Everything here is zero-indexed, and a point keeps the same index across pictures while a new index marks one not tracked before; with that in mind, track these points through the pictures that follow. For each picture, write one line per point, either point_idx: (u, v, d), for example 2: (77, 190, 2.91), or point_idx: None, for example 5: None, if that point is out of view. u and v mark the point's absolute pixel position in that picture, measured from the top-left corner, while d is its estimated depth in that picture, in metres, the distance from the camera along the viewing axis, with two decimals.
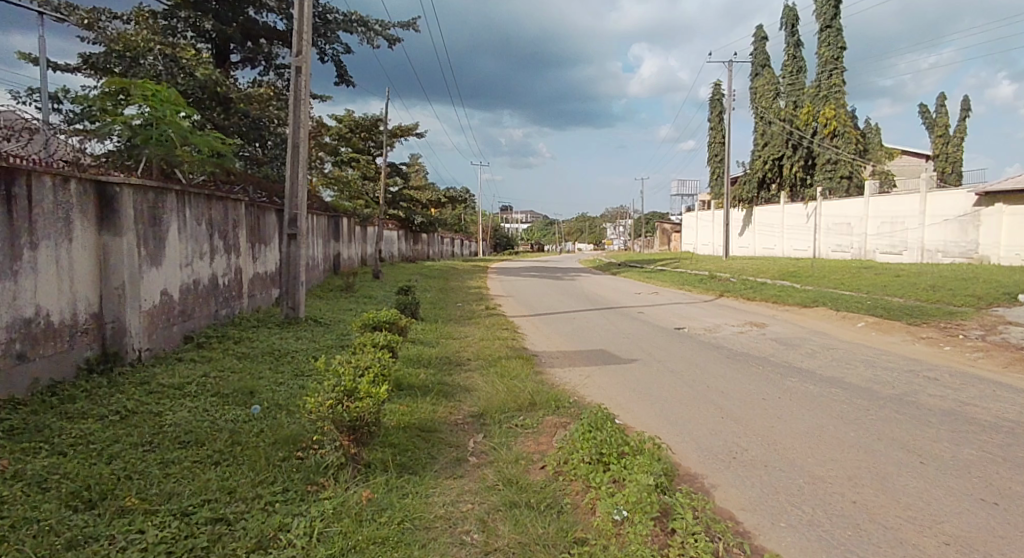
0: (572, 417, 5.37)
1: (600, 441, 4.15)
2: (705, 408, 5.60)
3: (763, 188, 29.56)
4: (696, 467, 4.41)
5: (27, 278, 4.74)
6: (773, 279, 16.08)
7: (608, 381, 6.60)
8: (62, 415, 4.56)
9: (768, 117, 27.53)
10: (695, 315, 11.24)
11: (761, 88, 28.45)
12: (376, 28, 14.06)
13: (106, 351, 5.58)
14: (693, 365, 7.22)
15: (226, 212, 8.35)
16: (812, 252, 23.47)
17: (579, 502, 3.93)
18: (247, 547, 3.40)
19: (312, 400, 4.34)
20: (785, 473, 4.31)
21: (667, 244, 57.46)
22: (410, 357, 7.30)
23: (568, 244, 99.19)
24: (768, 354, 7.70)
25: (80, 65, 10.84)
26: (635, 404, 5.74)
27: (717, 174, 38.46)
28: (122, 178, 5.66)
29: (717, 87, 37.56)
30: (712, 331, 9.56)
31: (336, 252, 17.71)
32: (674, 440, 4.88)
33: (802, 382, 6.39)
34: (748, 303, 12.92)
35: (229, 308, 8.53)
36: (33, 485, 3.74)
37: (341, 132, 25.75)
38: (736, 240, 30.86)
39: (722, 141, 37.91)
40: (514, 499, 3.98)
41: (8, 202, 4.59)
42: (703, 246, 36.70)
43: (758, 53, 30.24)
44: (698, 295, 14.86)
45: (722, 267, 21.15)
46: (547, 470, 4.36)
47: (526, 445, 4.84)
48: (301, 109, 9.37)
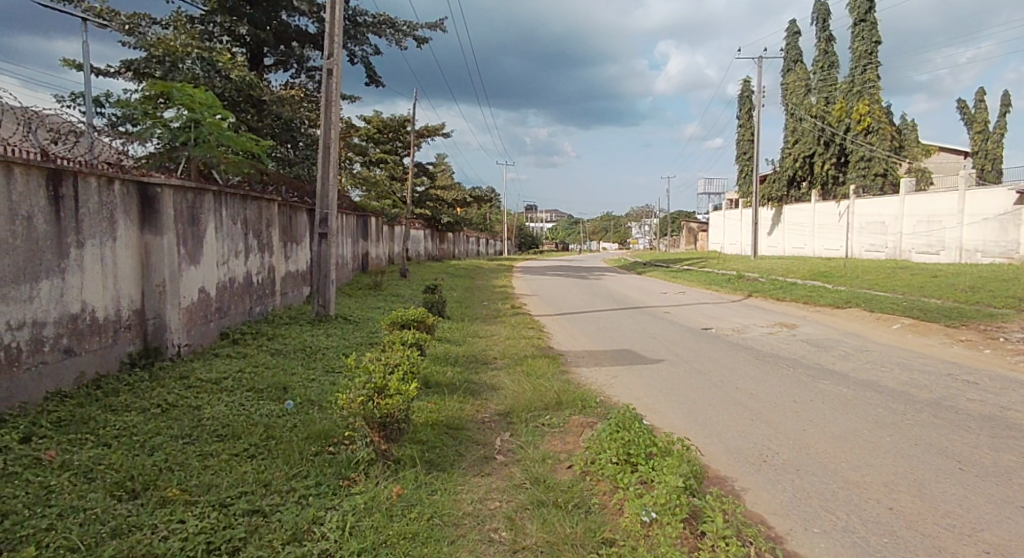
0: (599, 417, 5.39)
1: (629, 442, 4.16)
2: (734, 410, 5.58)
3: (794, 186, 29.20)
4: (724, 470, 4.42)
5: (74, 276, 4.91)
6: (804, 279, 15.90)
7: (634, 381, 6.61)
8: (107, 408, 4.72)
9: (800, 113, 27.48)
10: (725, 315, 11.17)
11: (794, 83, 28.61)
12: (404, 30, 14.24)
13: (147, 346, 5.77)
14: (721, 366, 7.20)
15: (260, 212, 8.53)
16: (844, 251, 23.12)
17: (606, 503, 3.97)
18: (282, 539, 3.49)
19: (344, 396, 4.44)
20: (818, 477, 4.29)
21: (693, 244, 56.94)
22: (438, 355, 7.38)
23: (594, 243, 98.86)
24: (800, 356, 7.63)
25: (122, 70, 11.12)
26: (662, 406, 5.75)
27: (745, 172, 38.02)
28: (162, 179, 5.82)
29: (747, 84, 37.19)
30: (741, 331, 9.50)
31: (364, 251, 17.89)
32: (702, 442, 4.89)
33: (835, 385, 6.32)
34: (780, 303, 12.80)
35: (263, 306, 8.71)
36: (79, 475, 3.88)
37: (370, 132, 26.17)
38: (766, 239, 30.49)
39: (751, 139, 37.51)
40: (542, 499, 4.02)
41: (56, 203, 4.74)
42: (730, 246, 36.34)
43: (789, 48, 29.91)
44: (726, 295, 14.74)
45: (751, 267, 20.93)
46: (574, 470, 4.40)
47: (553, 445, 4.88)
48: (333, 110, 9.50)
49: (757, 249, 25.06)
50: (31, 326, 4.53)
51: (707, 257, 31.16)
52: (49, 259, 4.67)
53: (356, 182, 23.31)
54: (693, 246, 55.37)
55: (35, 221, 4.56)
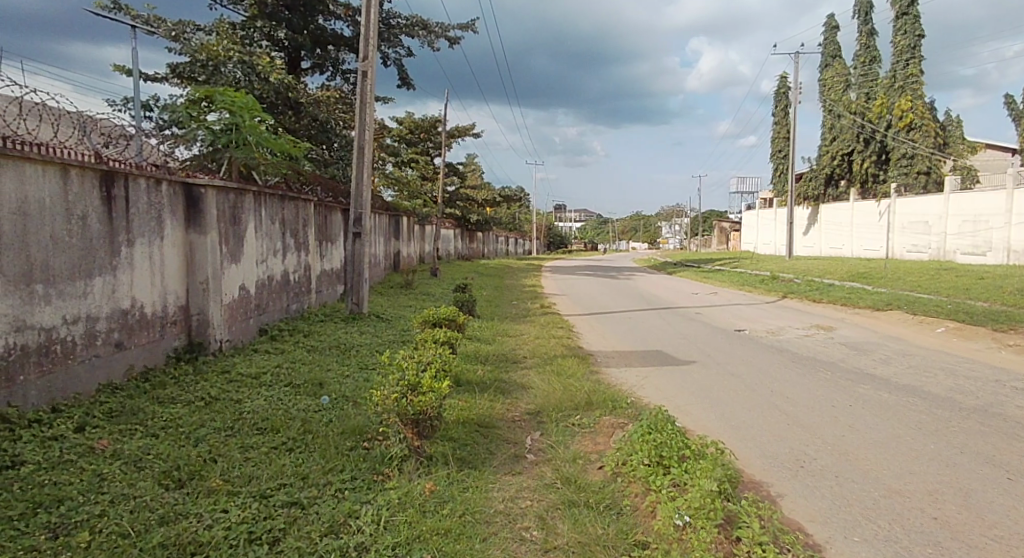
0: (630, 418, 5.44)
1: (661, 445, 4.18)
2: (767, 414, 5.58)
3: (831, 185, 28.70)
4: (761, 474, 4.44)
5: (125, 272, 5.12)
6: (843, 280, 15.68)
7: (666, 383, 6.64)
8: (154, 400, 4.91)
9: (838, 109, 27.04)
10: (760, 317, 11.09)
11: (832, 79, 28.16)
12: (437, 31, 14.37)
13: (191, 342, 5.98)
14: (754, 369, 7.18)
15: (296, 212, 8.74)
16: (884, 252, 22.72)
17: (638, 505, 4.02)
18: (320, 531, 3.61)
19: (379, 393, 4.57)
20: (859, 485, 4.28)
21: (725, 244, 56.30)
22: (469, 353, 7.48)
23: (624, 243, 98.36)
24: (838, 360, 7.57)
25: (167, 75, 11.47)
26: (694, 408, 5.77)
27: (780, 170, 37.49)
28: (206, 181, 6.03)
29: (782, 80, 36.70)
30: (775, 333, 9.42)
31: (396, 250, 18.12)
32: (737, 446, 4.91)
33: (876, 390, 6.27)
34: (819, 305, 12.66)
35: (299, 303, 8.93)
36: (130, 464, 4.04)
37: (402, 134, 26.81)
38: (801, 239, 30.08)
39: (787, 136, 37.00)
40: (573, 499, 4.10)
41: (109, 203, 4.94)
42: (764, 246, 35.91)
43: (828, 43, 29.46)
44: (760, 296, 14.61)
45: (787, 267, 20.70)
46: (605, 471, 4.46)
47: (583, 445, 4.94)
48: (367, 111, 9.66)
49: (791, 249, 24.75)
50: (84, 320, 4.73)
51: (740, 257, 30.83)
52: (102, 257, 4.88)
53: (389, 181, 23.56)
54: (726, 246, 54.83)
55: (89, 220, 4.76)
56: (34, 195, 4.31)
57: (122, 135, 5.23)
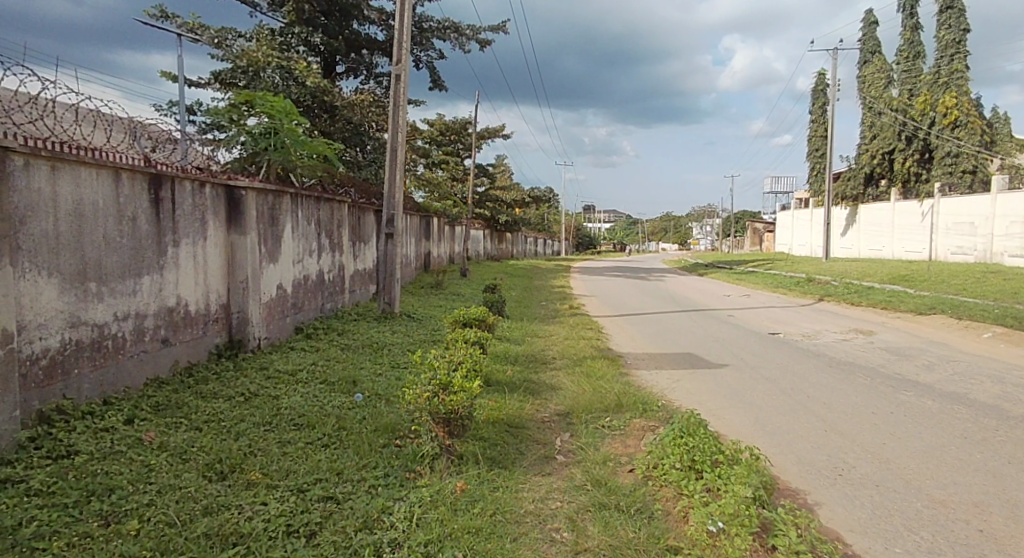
0: (660, 421, 5.48)
1: (693, 448, 4.22)
2: (801, 420, 5.58)
3: (871, 184, 28.21)
4: (796, 482, 4.45)
5: (171, 272, 5.32)
6: (883, 282, 15.43)
7: (697, 386, 6.66)
8: (198, 394, 5.10)
9: (879, 106, 26.53)
10: (796, 320, 10.99)
11: (872, 76, 27.64)
12: (468, 34, 14.51)
13: (232, 339, 6.19)
14: (788, 373, 7.15)
15: (331, 212, 8.95)
16: (927, 254, 22.27)
17: (670, 509, 4.05)
18: (354, 525, 3.71)
19: (411, 391, 4.68)
20: (900, 495, 4.26)
21: (758, 245, 55.62)
22: (498, 354, 7.57)
23: (654, 244, 97.70)
24: (879, 365, 7.49)
25: (210, 81, 11.76)
26: (728, 412, 5.79)
27: (816, 170, 36.93)
28: (247, 183, 6.23)
29: (820, 77, 36.15)
30: (811, 337, 9.35)
31: (427, 251, 18.33)
32: (773, 452, 4.91)
33: (918, 398, 6.20)
34: (859, 308, 12.51)
35: (333, 302, 9.13)
36: (175, 456, 4.20)
37: (433, 136, 27.14)
38: (838, 240, 29.60)
39: (824, 135, 36.43)
40: (605, 502, 4.15)
41: (156, 205, 5.15)
42: (799, 247, 35.43)
43: (868, 39, 28.95)
44: (796, 298, 14.47)
45: (824, 269, 20.42)
46: (635, 474, 4.51)
47: (614, 447, 5.00)
48: (400, 114, 9.83)
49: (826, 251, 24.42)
50: (134, 317, 4.94)
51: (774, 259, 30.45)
52: (149, 257, 5.08)
53: (421, 182, 23.81)
54: (759, 247, 54.15)
55: (138, 221, 4.96)
56: (89, 198, 4.50)
57: (169, 140, 5.45)
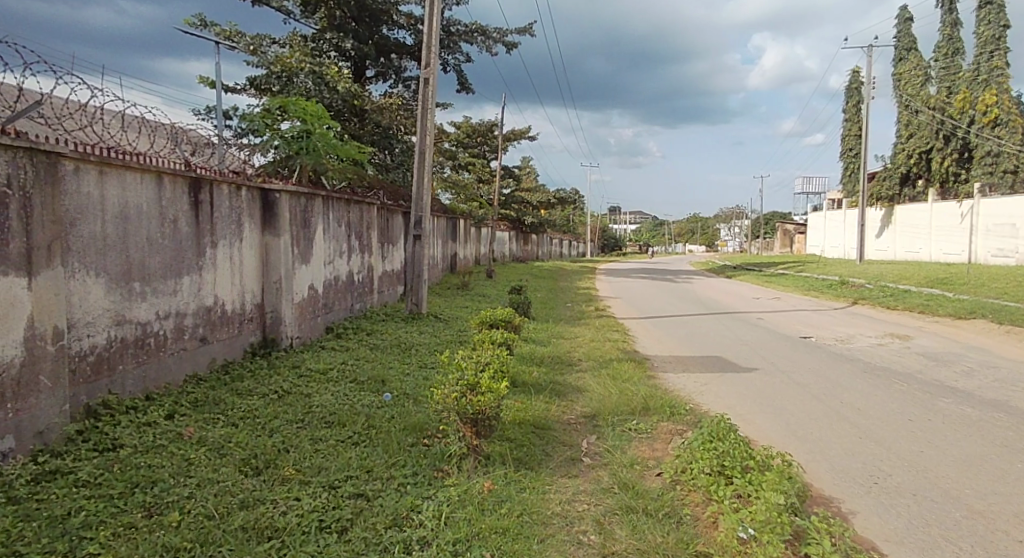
0: (688, 425, 5.50)
1: (722, 454, 4.27)
2: (833, 426, 5.56)
3: (908, 184, 27.73)
4: (830, 490, 4.44)
5: (208, 272, 5.49)
6: (919, 285, 15.20)
7: (726, 390, 6.66)
8: (233, 391, 5.26)
9: (916, 105, 26.03)
10: (828, 324, 10.89)
11: (908, 74, 27.13)
12: (495, 37, 14.63)
13: (265, 338, 6.36)
14: (820, 378, 7.12)
15: (361, 215, 9.12)
16: (967, 256, 21.83)
17: (699, 515, 4.07)
18: (384, 522, 3.76)
19: (440, 391, 4.78)
20: (939, 505, 4.24)
21: (788, 246, 54.94)
22: (524, 355, 7.65)
23: (682, 246, 97.02)
24: (915, 371, 7.41)
25: (245, 87, 12.07)
26: (758, 417, 5.79)
27: (849, 170, 36.39)
28: (280, 186, 6.40)
29: (853, 75, 35.62)
30: (845, 341, 9.27)
31: (453, 252, 18.47)
32: (806, 459, 4.91)
33: (955, 405, 6.14)
34: (895, 312, 12.35)
35: (362, 303, 9.28)
36: (214, 450, 4.32)
37: (460, 138, 27.28)
38: (872, 242, 29.16)
39: (858, 134, 35.85)
40: (632, 505, 4.17)
41: (196, 208, 5.31)
42: (831, 249, 34.94)
43: (904, 35, 28.48)
44: (828, 302, 14.32)
45: (858, 271, 20.15)
46: (663, 478, 4.54)
47: (641, 450, 5.04)
48: (428, 117, 9.96)
49: (859, 253, 24.07)
50: (174, 316, 5.11)
51: (804, 261, 30.06)
52: (188, 257, 5.24)
53: (447, 183, 23.96)
54: (789, 248, 53.54)
55: (178, 223, 5.12)
56: (132, 201, 4.65)
57: (207, 144, 5.62)
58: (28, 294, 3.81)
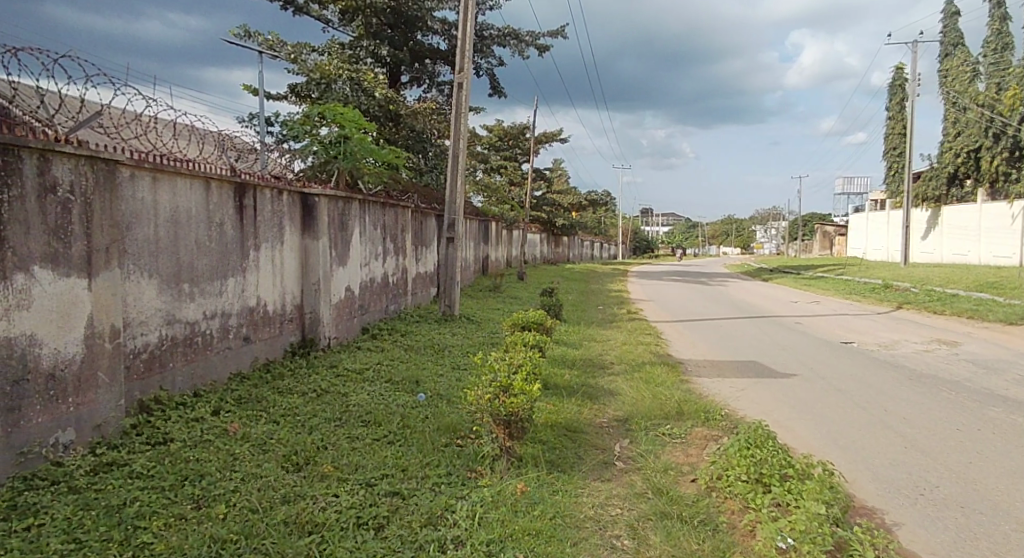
0: (722, 431, 5.51)
1: (760, 462, 4.27)
2: (875, 434, 5.52)
3: (956, 184, 27.03)
4: (873, 501, 4.41)
5: (251, 274, 5.69)
6: (968, 289, 14.84)
7: (762, 396, 6.64)
8: (275, 389, 5.43)
9: (964, 102, 25.30)
10: (870, 329, 10.74)
11: (956, 70, 26.36)
12: (528, 40, 14.74)
13: (304, 338, 6.54)
14: (862, 385, 7.05)
15: (396, 217, 9.31)
16: (1018, 259, 21.24)
17: (736, 523, 4.08)
18: (419, 521, 3.84)
19: (473, 393, 4.88)
20: (987, 517, 4.19)
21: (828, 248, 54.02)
22: (556, 357, 7.73)
23: (716, 248, 95.99)
24: (961, 379, 7.28)
25: (287, 94, 12.37)
26: (796, 424, 5.77)
27: (893, 170, 35.60)
28: (320, 190, 6.58)
29: (897, 72, 34.87)
30: (889, 347, 9.13)
31: (485, 254, 18.61)
32: (849, 469, 4.88)
33: (1005, 414, 6.03)
34: (941, 317, 12.11)
35: (397, 304, 9.45)
36: (257, 446, 4.47)
37: (492, 141, 27.43)
38: (918, 244, 28.65)
39: (902, 133, 35.03)
40: (666, 511, 4.20)
41: (240, 212, 5.51)
42: (874, 252, 34.29)
43: (951, 31, 27.86)
44: (871, 306, 14.07)
45: (903, 275, 19.77)
46: (698, 484, 4.57)
47: (675, 456, 5.07)
48: (462, 121, 10.09)
49: (905, 256, 23.61)
50: (219, 316, 5.30)
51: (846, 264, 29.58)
52: (233, 259, 5.44)
53: (480, 187, 24.17)
54: (829, 249, 52.63)
55: (224, 227, 5.32)
56: (182, 206, 4.85)
57: (251, 150, 5.82)
58: (89, 294, 4.01)
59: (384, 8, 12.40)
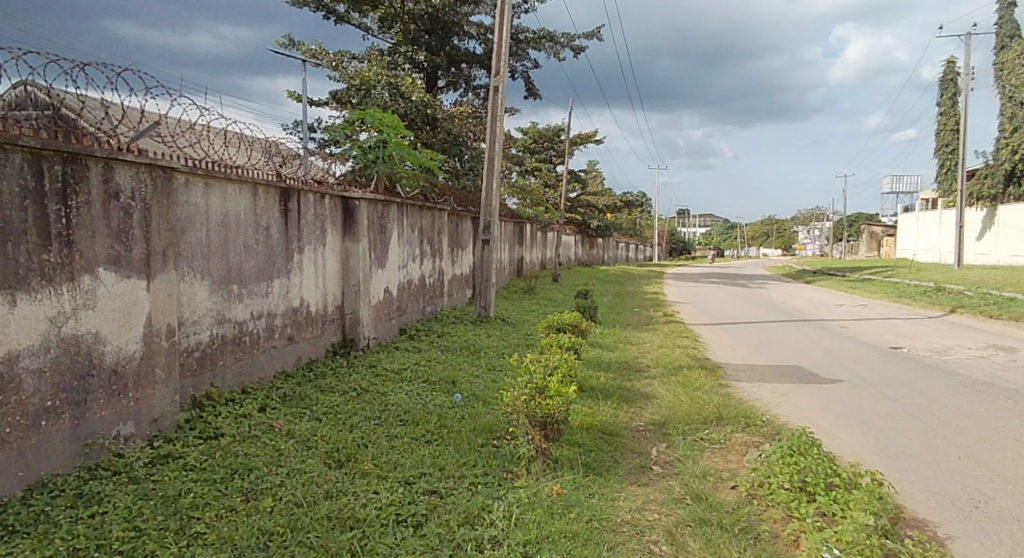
0: (763, 437, 5.50)
1: (804, 469, 4.25)
2: (924, 444, 5.46)
3: (1013, 182, 25.76)
4: (925, 513, 4.36)
5: (296, 276, 5.88)
6: None
7: (803, 402, 6.59)
8: (317, 388, 5.60)
9: None
10: (919, 334, 10.52)
11: (1010, 63, 25.00)
12: (563, 42, 14.79)
13: (345, 337, 6.72)
14: (908, 391, 6.95)
15: (433, 220, 9.47)
16: None
17: (779, 532, 4.08)
18: (457, 520, 3.94)
19: (510, 394, 4.96)
20: None
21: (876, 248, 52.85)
22: (592, 360, 7.76)
23: (757, 249, 94.62)
24: (1017, 387, 7.11)
25: (328, 101, 12.66)
26: (841, 432, 5.72)
27: (945, 168, 34.54)
28: (360, 194, 6.75)
29: (949, 66, 33.82)
30: (941, 353, 8.95)
31: (520, 256, 18.72)
32: (898, 480, 4.82)
33: None
34: (996, 322, 11.78)
35: (433, 306, 9.61)
36: (302, 442, 4.63)
37: (527, 144, 27.54)
38: (975, 245, 28.15)
39: (955, 128, 33.92)
40: (706, 517, 4.21)
41: (285, 216, 5.70)
42: (925, 253, 33.46)
43: (1006, 23, 26.87)
44: (922, 310, 13.74)
45: (957, 277, 19.18)
46: (739, 491, 4.56)
47: (714, 461, 5.08)
48: (497, 124, 10.20)
49: (958, 258, 23.00)
50: (266, 316, 5.50)
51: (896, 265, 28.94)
52: (279, 261, 5.63)
53: (515, 189, 24.32)
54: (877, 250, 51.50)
55: (270, 231, 5.51)
56: (232, 211, 5.04)
57: (295, 156, 6.01)
58: (147, 294, 4.21)
59: (421, 15, 12.62)
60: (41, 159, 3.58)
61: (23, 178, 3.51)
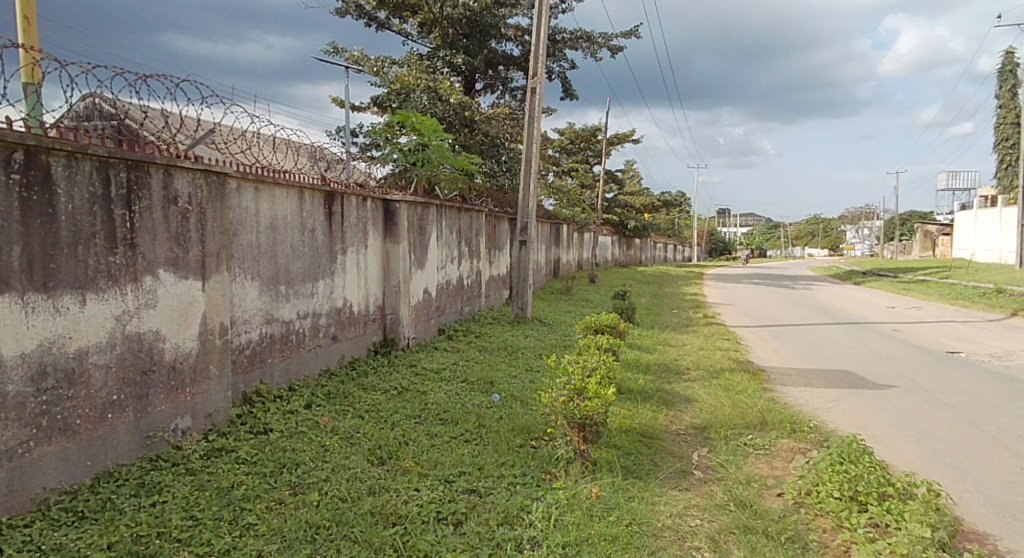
0: (809, 444, 5.47)
1: (856, 479, 4.22)
2: (980, 453, 5.36)
3: None
4: (983, 525, 4.29)
5: (339, 276, 6.05)
6: None
7: (852, 408, 6.50)
8: (360, 386, 5.75)
9: None
10: (975, 338, 10.24)
11: None
12: (601, 41, 14.80)
13: (386, 337, 6.88)
14: (961, 398, 6.80)
15: (471, 222, 9.59)
16: None
17: (828, 543, 4.06)
18: (496, 519, 4.02)
19: (549, 395, 5.02)
20: None
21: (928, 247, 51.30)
22: (631, 361, 7.79)
23: (802, 250, 92.72)
24: None
25: (369, 105, 12.90)
26: (893, 440, 5.65)
27: (1004, 164, 33.34)
28: (401, 197, 6.89)
29: (1008, 58, 32.66)
30: (1001, 359, 8.69)
31: (557, 257, 18.75)
32: (957, 490, 4.75)
33: None
34: None
35: (471, 306, 9.74)
36: (345, 439, 4.77)
37: (564, 144, 27.55)
38: None
39: (1017, 122, 32.71)
40: (751, 525, 4.20)
41: (329, 218, 5.87)
42: (985, 253, 32.37)
43: None
44: (982, 313, 13.34)
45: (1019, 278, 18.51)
46: (785, 499, 4.55)
47: (758, 468, 5.07)
48: (535, 126, 10.27)
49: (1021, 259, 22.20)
50: (312, 316, 5.68)
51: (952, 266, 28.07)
52: (323, 263, 5.81)
53: (552, 189, 24.33)
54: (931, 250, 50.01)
55: (315, 233, 5.68)
56: (280, 214, 5.22)
57: (337, 160, 6.17)
58: (203, 294, 4.41)
59: (460, 19, 12.78)
60: (108, 167, 3.78)
61: (92, 184, 3.71)
